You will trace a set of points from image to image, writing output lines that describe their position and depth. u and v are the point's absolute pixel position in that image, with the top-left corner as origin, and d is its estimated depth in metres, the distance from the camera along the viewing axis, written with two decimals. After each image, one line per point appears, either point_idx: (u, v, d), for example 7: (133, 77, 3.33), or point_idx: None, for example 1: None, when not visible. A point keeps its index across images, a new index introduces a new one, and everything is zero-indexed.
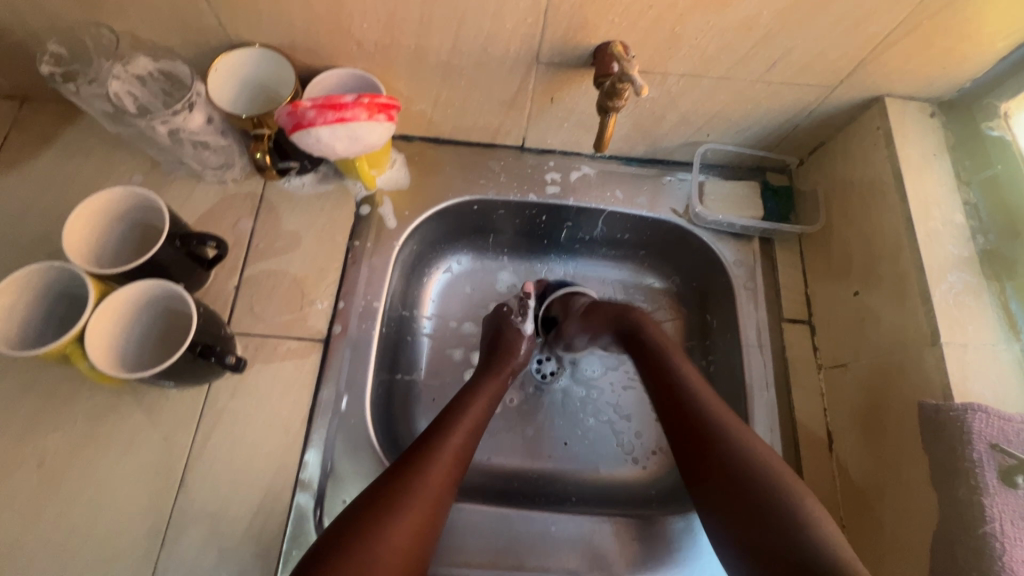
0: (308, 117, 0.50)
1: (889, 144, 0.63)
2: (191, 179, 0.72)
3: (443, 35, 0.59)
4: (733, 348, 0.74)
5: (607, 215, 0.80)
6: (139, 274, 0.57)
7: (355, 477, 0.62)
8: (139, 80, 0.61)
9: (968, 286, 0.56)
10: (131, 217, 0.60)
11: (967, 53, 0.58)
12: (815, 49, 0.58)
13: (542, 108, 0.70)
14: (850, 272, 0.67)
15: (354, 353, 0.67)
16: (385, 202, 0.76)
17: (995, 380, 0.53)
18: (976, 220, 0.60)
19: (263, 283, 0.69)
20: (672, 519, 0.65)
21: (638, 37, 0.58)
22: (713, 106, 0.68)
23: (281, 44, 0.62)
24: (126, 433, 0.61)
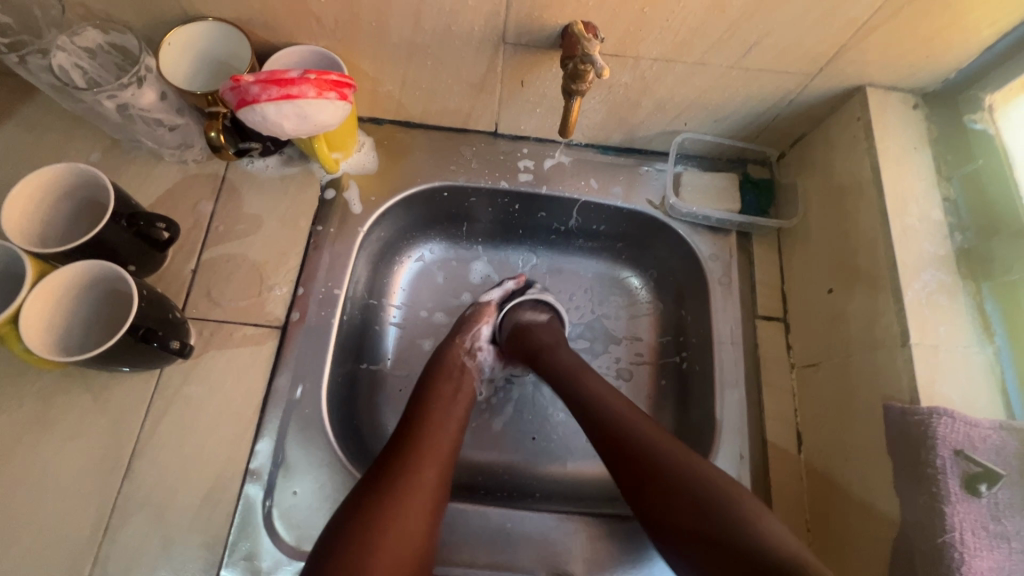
0: (251, 93, 0.48)
1: (868, 136, 0.60)
2: (150, 159, 0.70)
3: (404, 10, 0.57)
4: (705, 344, 0.72)
5: (581, 205, 0.77)
6: (81, 254, 0.55)
7: (308, 468, 0.60)
8: (88, 53, 0.59)
9: (943, 286, 0.54)
10: (77, 197, 0.57)
11: (951, 41, 0.55)
12: (792, 34, 0.56)
13: (513, 92, 0.68)
14: (826, 268, 0.65)
15: (313, 341, 0.65)
16: (351, 187, 0.73)
17: (965, 383, 0.51)
18: (955, 217, 0.58)
19: (222, 267, 0.67)
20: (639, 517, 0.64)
21: (606, 17, 0.55)
22: (689, 93, 0.66)
23: (237, 17, 0.59)
24: (73, 418, 0.60)
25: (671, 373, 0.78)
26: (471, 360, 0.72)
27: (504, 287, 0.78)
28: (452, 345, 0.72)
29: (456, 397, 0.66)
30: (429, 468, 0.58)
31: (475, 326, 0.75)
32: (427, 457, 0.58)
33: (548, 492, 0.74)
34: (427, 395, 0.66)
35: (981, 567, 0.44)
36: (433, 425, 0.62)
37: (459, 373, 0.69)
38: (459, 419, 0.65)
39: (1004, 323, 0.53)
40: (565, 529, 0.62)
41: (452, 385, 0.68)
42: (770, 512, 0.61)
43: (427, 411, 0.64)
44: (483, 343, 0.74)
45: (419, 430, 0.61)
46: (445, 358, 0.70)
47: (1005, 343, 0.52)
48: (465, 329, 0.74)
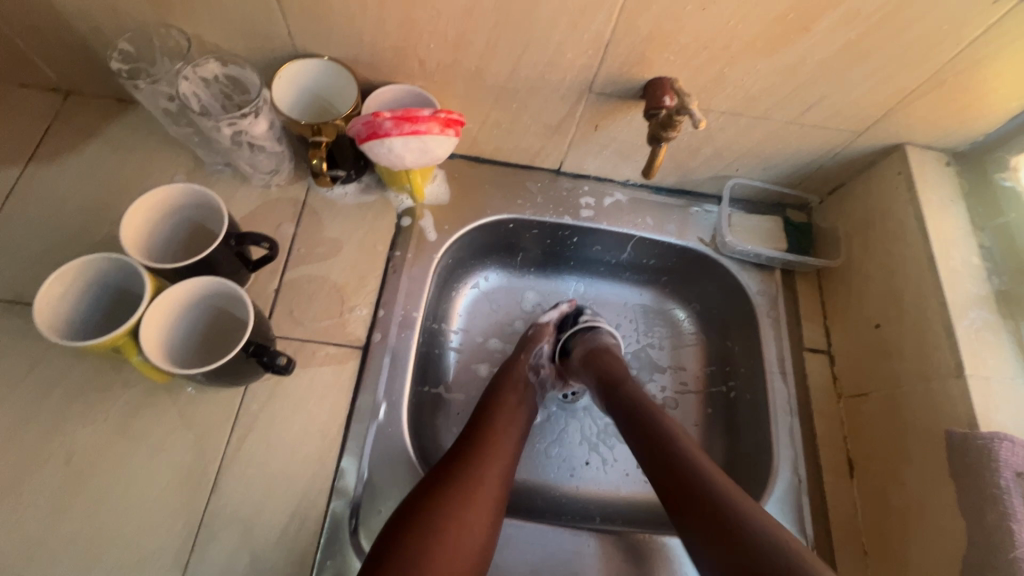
0: (384, 128, 0.52)
1: (911, 188, 0.68)
2: (234, 181, 0.73)
3: (506, 59, 0.62)
4: (756, 374, 0.76)
5: (637, 240, 0.82)
6: (190, 271, 0.56)
7: (392, 486, 0.61)
8: (205, 82, 0.63)
9: (987, 323, 0.60)
10: (187, 214, 0.60)
11: (984, 109, 0.63)
12: (848, 97, 0.63)
13: (585, 135, 0.74)
14: (871, 306, 0.71)
15: (393, 362, 0.67)
16: (426, 215, 0.77)
17: (1014, 411, 0.56)
18: (991, 262, 0.65)
19: (304, 288, 0.69)
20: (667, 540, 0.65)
21: (689, 75, 0.62)
22: (747, 143, 0.73)
23: (345, 56, 0.64)
24: (159, 432, 0.60)
25: (718, 402, 0.82)
26: (535, 376, 0.76)
27: (560, 309, 0.83)
28: (518, 360, 0.76)
29: (518, 407, 0.70)
30: (494, 471, 0.60)
31: (537, 343, 0.79)
32: (491, 460, 0.61)
33: (606, 516, 0.76)
34: (492, 403, 0.69)
35: None
36: (498, 433, 0.65)
37: (523, 385, 0.73)
38: (520, 430, 0.68)
39: None
40: (647, 547, 0.65)
41: (515, 394, 0.71)
42: (830, 535, 0.64)
43: (493, 420, 0.67)
44: (545, 361, 0.78)
45: (485, 436, 0.64)
46: (511, 370, 0.74)
47: None
48: (526, 346, 0.78)
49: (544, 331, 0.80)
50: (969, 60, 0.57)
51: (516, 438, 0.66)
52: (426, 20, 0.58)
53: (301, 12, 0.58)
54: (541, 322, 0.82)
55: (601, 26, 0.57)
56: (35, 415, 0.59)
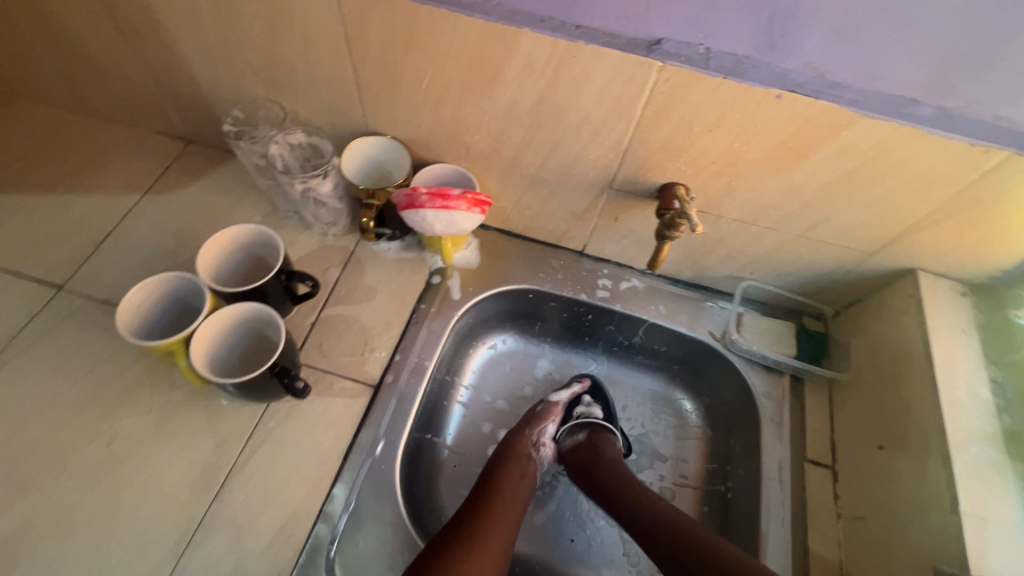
0: (420, 201, 0.62)
1: (920, 312, 0.68)
2: (298, 227, 0.85)
3: (538, 153, 0.72)
4: (753, 478, 0.75)
5: (648, 325, 0.86)
6: (244, 297, 0.67)
7: (373, 521, 0.65)
8: (291, 147, 0.77)
9: (991, 461, 0.58)
10: (253, 249, 0.71)
11: (995, 247, 0.65)
12: (853, 219, 0.67)
13: (606, 224, 0.81)
14: (876, 426, 0.70)
15: (399, 404, 0.73)
16: (454, 276, 0.85)
17: (1013, 561, 0.53)
18: (1002, 400, 0.63)
19: (335, 325, 0.78)
20: None
21: (699, 183, 0.68)
22: (758, 250, 0.77)
23: (406, 137, 0.76)
24: (188, 432, 0.68)
25: (715, 501, 0.80)
26: (536, 453, 0.78)
27: (572, 390, 0.85)
28: (522, 436, 0.78)
29: (522, 480, 0.73)
30: (498, 539, 0.64)
31: (543, 421, 0.81)
32: (496, 525, 0.65)
33: None
34: (496, 476, 0.72)
35: None
36: (504, 501, 0.69)
37: (526, 460, 0.76)
38: (523, 503, 0.71)
39: None
40: None
41: (518, 470, 0.74)
42: None
43: (498, 491, 0.70)
44: (548, 440, 0.80)
45: (491, 504, 0.68)
46: (513, 445, 0.77)
47: None
48: (531, 424, 0.80)
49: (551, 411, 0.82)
50: (971, 201, 0.60)
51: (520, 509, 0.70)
52: (473, 115, 0.69)
53: (375, 101, 0.71)
54: (552, 400, 0.84)
55: (620, 135, 0.65)
56: (96, 398, 0.70)
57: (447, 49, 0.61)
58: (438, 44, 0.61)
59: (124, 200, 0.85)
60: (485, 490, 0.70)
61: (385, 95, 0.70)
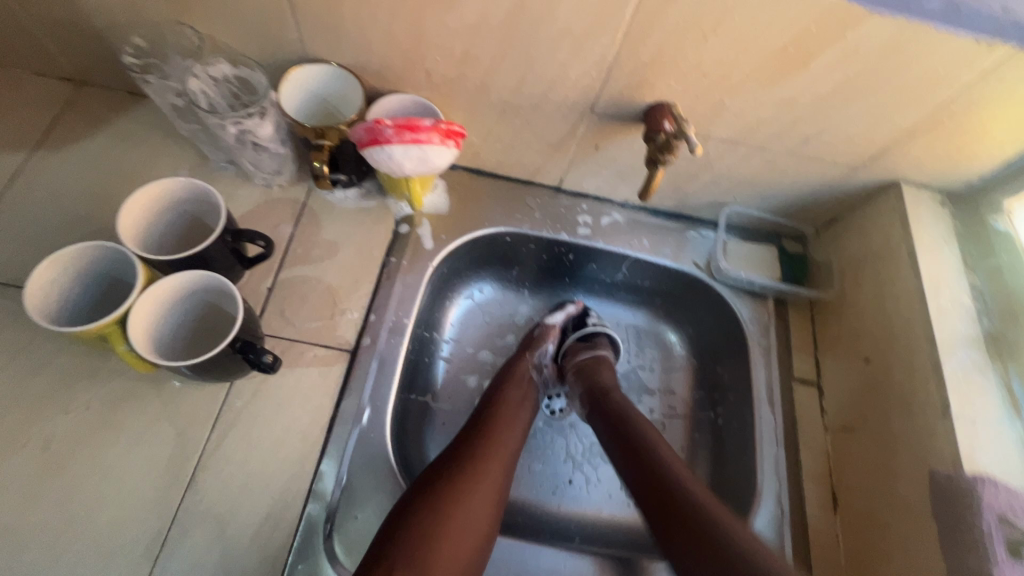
0: (385, 135, 0.53)
1: (904, 225, 0.68)
2: (237, 179, 0.73)
3: (511, 75, 0.63)
4: (744, 402, 0.76)
5: (632, 260, 0.83)
6: (184, 264, 0.57)
7: (370, 493, 0.61)
8: (215, 82, 0.64)
9: (975, 363, 0.60)
10: (187, 207, 0.60)
11: (980, 152, 0.64)
12: (845, 132, 0.64)
13: (586, 154, 0.75)
14: (862, 340, 0.71)
15: (380, 367, 0.67)
16: (424, 224, 0.78)
17: (999, 455, 0.56)
18: (981, 304, 0.65)
19: (297, 289, 0.70)
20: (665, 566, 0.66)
21: (689, 101, 0.63)
22: (744, 172, 0.73)
23: (354, 64, 0.65)
24: (140, 424, 0.60)
25: (705, 428, 0.82)
26: (537, 375, 0.76)
27: (567, 312, 0.83)
28: (526, 357, 0.77)
29: (521, 405, 0.69)
30: (498, 457, 0.61)
31: (542, 344, 0.80)
32: (497, 447, 0.62)
33: (586, 537, 0.75)
34: (497, 399, 0.69)
35: None
36: (504, 423, 0.66)
37: (526, 384, 0.73)
38: (525, 423, 0.68)
39: None
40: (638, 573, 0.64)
41: (518, 392, 0.71)
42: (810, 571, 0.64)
43: (497, 416, 0.66)
44: (547, 361, 0.79)
45: (489, 427, 0.65)
46: (515, 369, 0.74)
47: None
48: (533, 348, 0.79)
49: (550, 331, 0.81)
50: (965, 104, 0.58)
51: (519, 435, 0.66)
52: (434, 32, 0.59)
53: (313, 18, 0.59)
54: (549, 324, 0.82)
55: (605, 49, 0.58)
56: (19, 398, 0.59)
57: None
58: None
59: (7, 160, 0.70)
60: (485, 418, 0.66)
61: (324, 11, 0.58)
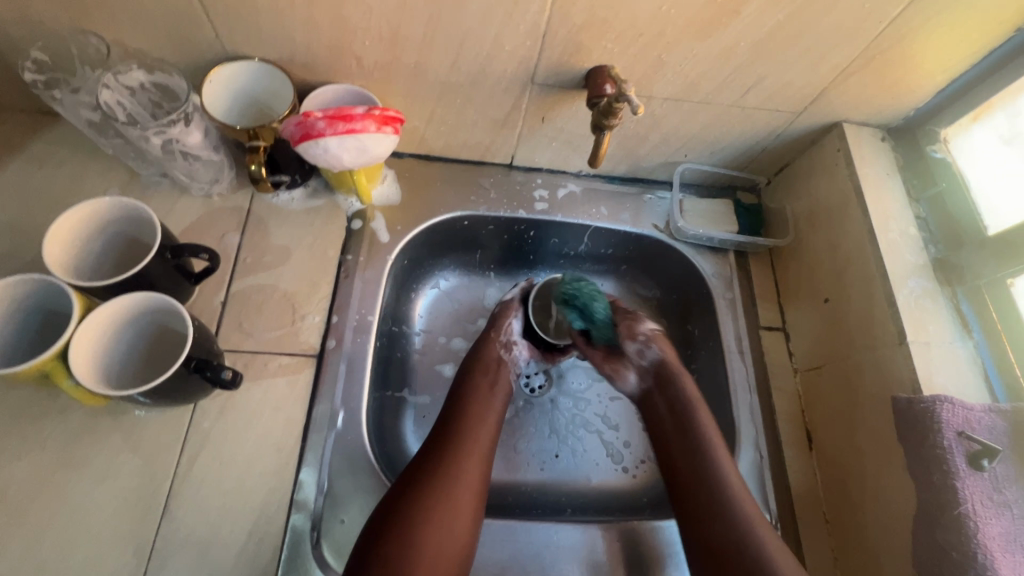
0: (318, 127, 0.50)
1: (849, 164, 0.70)
2: (174, 192, 0.70)
3: (444, 53, 0.61)
4: (715, 356, 0.77)
5: (592, 230, 0.83)
6: (123, 288, 0.54)
7: (354, 495, 0.60)
8: (130, 90, 0.60)
9: (926, 290, 0.63)
10: (117, 228, 0.57)
11: (913, 84, 0.65)
12: (783, 78, 0.64)
13: (533, 127, 0.73)
14: (820, 281, 0.73)
15: (350, 368, 0.66)
16: (377, 217, 0.76)
17: (954, 375, 0.58)
18: (927, 232, 0.67)
19: (253, 298, 0.67)
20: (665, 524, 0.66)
21: (627, 62, 0.62)
22: (691, 129, 0.73)
23: (279, 58, 0.62)
24: (104, 457, 0.57)
25: None
26: (508, 353, 0.74)
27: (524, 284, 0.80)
28: (492, 338, 0.74)
29: (492, 390, 0.69)
30: (471, 459, 0.61)
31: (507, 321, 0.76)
32: (470, 448, 0.62)
33: (578, 507, 0.75)
34: (464, 394, 0.68)
35: (992, 533, 0.50)
36: (475, 422, 0.65)
37: (496, 367, 0.72)
38: (496, 416, 0.68)
39: (979, 322, 0.61)
40: (632, 537, 0.65)
41: (485, 382, 0.70)
42: (792, 507, 0.66)
43: (467, 407, 0.66)
44: (517, 337, 0.76)
45: (460, 427, 0.64)
46: (481, 355, 0.73)
47: (981, 338, 0.61)
48: (497, 328, 0.76)
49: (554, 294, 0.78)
50: (894, 38, 0.59)
51: (493, 423, 0.66)
52: (357, 15, 0.56)
53: (226, 12, 0.56)
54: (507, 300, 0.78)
55: (536, 16, 0.56)
56: None
57: None
58: None
59: None
60: (454, 411, 0.66)
61: (237, 3, 0.55)
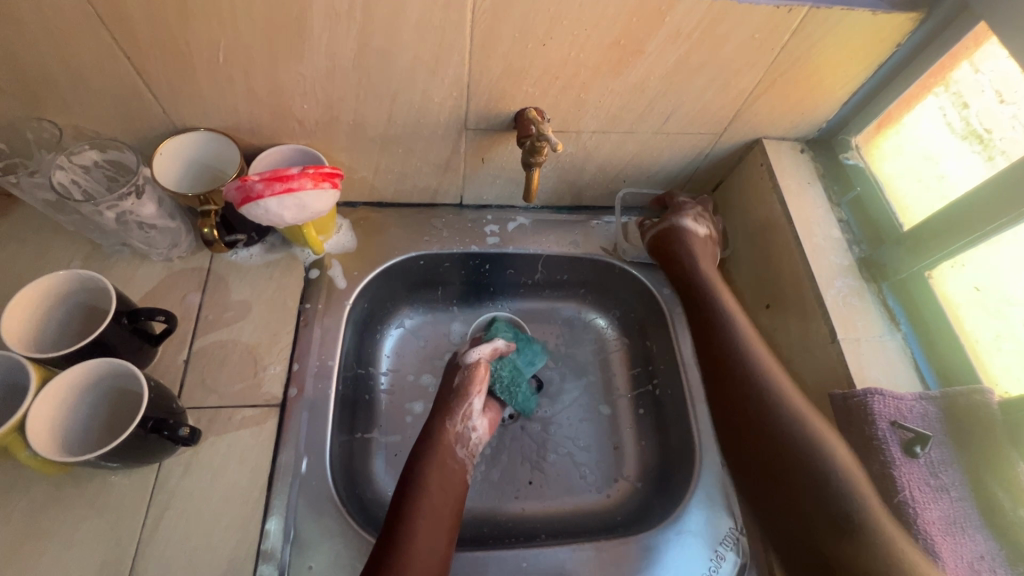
0: (256, 190, 0.54)
1: (772, 177, 0.74)
2: (135, 259, 0.73)
3: (379, 109, 0.65)
4: (673, 369, 0.80)
5: (545, 258, 0.86)
6: (81, 356, 0.56)
7: (320, 539, 0.62)
8: (85, 169, 0.64)
9: (852, 289, 0.66)
10: (73, 300, 0.60)
11: (819, 100, 0.70)
12: (698, 104, 0.69)
13: (475, 168, 0.78)
14: (761, 288, 0.76)
15: (312, 414, 0.68)
16: (334, 265, 0.79)
17: (885, 366, 0.61)
18: (851, 234, 0.71)
19: (215, 354, 0.69)
20: (633, 541, 0.66)
21: (550, 103, 0.67)
22: (624, 156, 0.78)
23: (226, 126, 0.66)
24: (69, 525, 0.58)
25: (648, 401, 0.84)
26: (463, 443, 0.70)
27: (493, 345, 0.77)
28: (446, 417, 0.71)
29: (450, 468, 0.67)
30: (432, 535, 0.60)
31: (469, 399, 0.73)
32: (427, 530, 0.60)
33: (552, 531, 0.75)
34: (422, 462, 0.66)
35: (932, 517, 0.52)
36: (434, 493, 0.63)
37: (451, 457, 0.68)
38: (456, 493, 0.65)
39: (904, 312, 0.65)
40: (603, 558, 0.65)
41: (439, 454, 0.67)
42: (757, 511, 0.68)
43: (423, 485, 0.63)
44: (475, 419, 0.72)
45: (416, 506, 0.61)
46: (437, 433, 0.69)
47: (909, 329, 0.64)
48: (451, 411, 0.71)
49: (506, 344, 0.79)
50: (790, 61, 0.64)
51: (453, 502, 0.64)
52: (292, 84, 0.61)
53: (169, 88, 0.60)
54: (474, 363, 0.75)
55: (457, 69, 0.61)
56: None
57: (232, 9, 0.52)
58: (219, 4, 0.51)
59: None
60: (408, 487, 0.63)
61: (180, 81, 0.59)
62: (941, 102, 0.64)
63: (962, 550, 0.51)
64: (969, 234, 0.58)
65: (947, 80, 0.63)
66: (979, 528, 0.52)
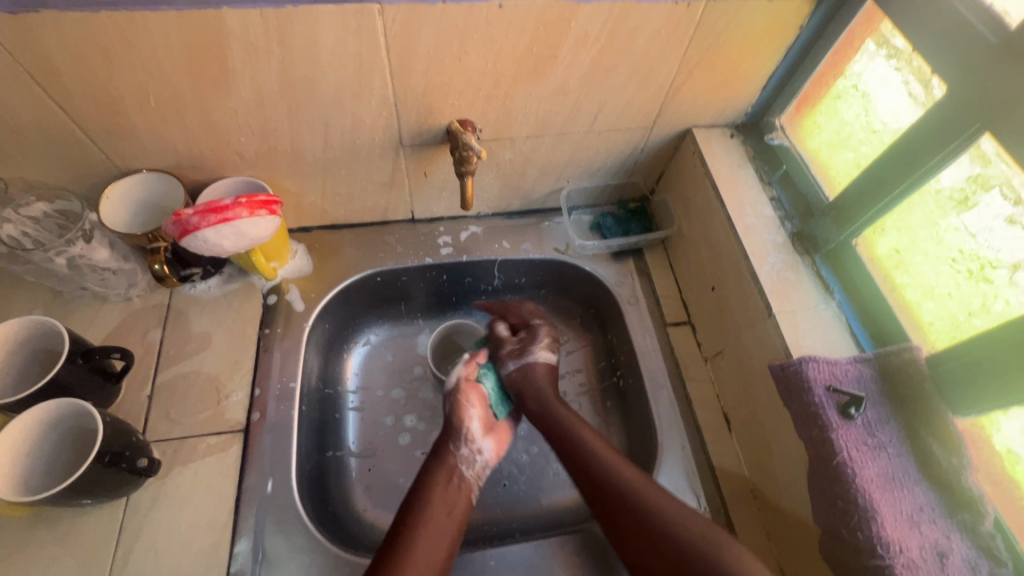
0: (192, 223, 0.58)
1: (704, 163, 0.77)
2: (95, 302, 0.74)
3: (314, 135, 0.68)
4: (632, 359, 0.81)
5: (500, 263, 0.88)
6: (38, 399, 0.58)
7: (288, 556, 0.63)
8: (34, 220, 0.67)
9: (786, 263, 0.69)
10: (31, 346, 0.62)
11: (738, 85, 0.73)
12: (622, 101, 0.72)
13: (419, 182, 0.80)
14: (706, 271, 0.78)
15: (275, 436, 0.69)
16: (291, 289, 0.81)
17: (820, 335, 0.63)
18: (783, 211, 0.74)
19: (178, 387, 0.70)
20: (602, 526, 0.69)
21: (477, 114, 0.69)
22: (563, 157, 0.80)
23: (169, 165, 0.68)
24: (39, 565, 0.59)
25: (613, 393, 0.86)
26: (468, 468, 0.70)
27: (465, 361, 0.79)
28: (457, 405, 0.74)
29: (450, 478, 0.68)
30: (431, 550, 0.60)
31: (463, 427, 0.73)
32: (430, 539, 0.61)
33: (526, 530, 0.76)
34: (424, 480, 0.67)
35: (870, 475, 0.53)
36: (435, 508, 0.64)
37: (453, 478, 0.68)
38: (458, 503, 0.67)
39: (837, 280, 0.67)
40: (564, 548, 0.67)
41: (446, 471, 0.69)
42: (719, 491, 0.69)
43: (426, 494, 0.66)
44: (477, 444, 0.72)
45: (420, 517, 0.63)
46: (443, 455, 0.71)
47: (842, 296, 0.66)
48: (456, 433, 0.72)
49: (538, 337, 0.81)
50: (701, 52, 0.67)
51: (458, 514, 0.65)
52: (225, 119, 0.63)
53: (107, 134, 0.63)
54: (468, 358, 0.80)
55: (381, 90, 0.63)
56: None
57: (154, 54, 0.54)
58: (140, 50, 0.54)
59: None
60: (407, 503, 0.65)
61: (116, 126, 0.62)
62: (904, 77, 0.59)
63: (901, 504, 0.52)
64: (915, 172, 0.57)
65: (881, 35, 0.62)
66: (918, 481, 0.53)
